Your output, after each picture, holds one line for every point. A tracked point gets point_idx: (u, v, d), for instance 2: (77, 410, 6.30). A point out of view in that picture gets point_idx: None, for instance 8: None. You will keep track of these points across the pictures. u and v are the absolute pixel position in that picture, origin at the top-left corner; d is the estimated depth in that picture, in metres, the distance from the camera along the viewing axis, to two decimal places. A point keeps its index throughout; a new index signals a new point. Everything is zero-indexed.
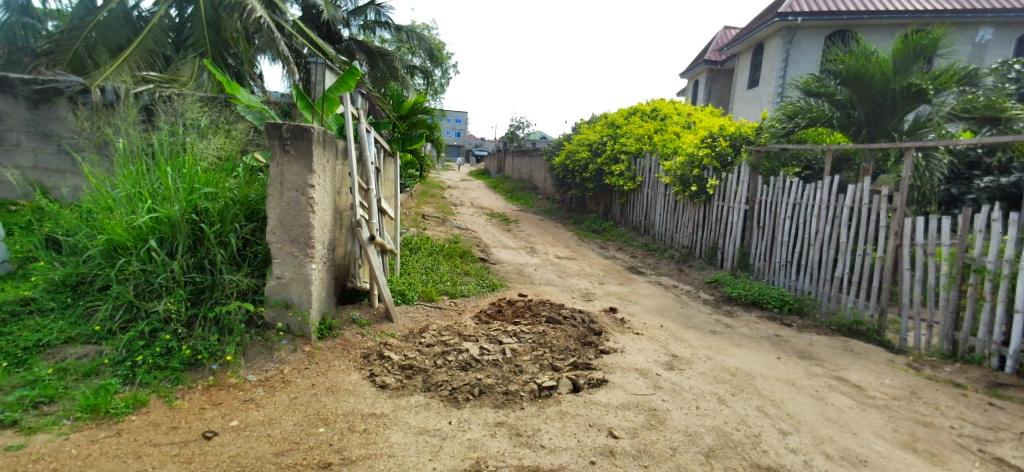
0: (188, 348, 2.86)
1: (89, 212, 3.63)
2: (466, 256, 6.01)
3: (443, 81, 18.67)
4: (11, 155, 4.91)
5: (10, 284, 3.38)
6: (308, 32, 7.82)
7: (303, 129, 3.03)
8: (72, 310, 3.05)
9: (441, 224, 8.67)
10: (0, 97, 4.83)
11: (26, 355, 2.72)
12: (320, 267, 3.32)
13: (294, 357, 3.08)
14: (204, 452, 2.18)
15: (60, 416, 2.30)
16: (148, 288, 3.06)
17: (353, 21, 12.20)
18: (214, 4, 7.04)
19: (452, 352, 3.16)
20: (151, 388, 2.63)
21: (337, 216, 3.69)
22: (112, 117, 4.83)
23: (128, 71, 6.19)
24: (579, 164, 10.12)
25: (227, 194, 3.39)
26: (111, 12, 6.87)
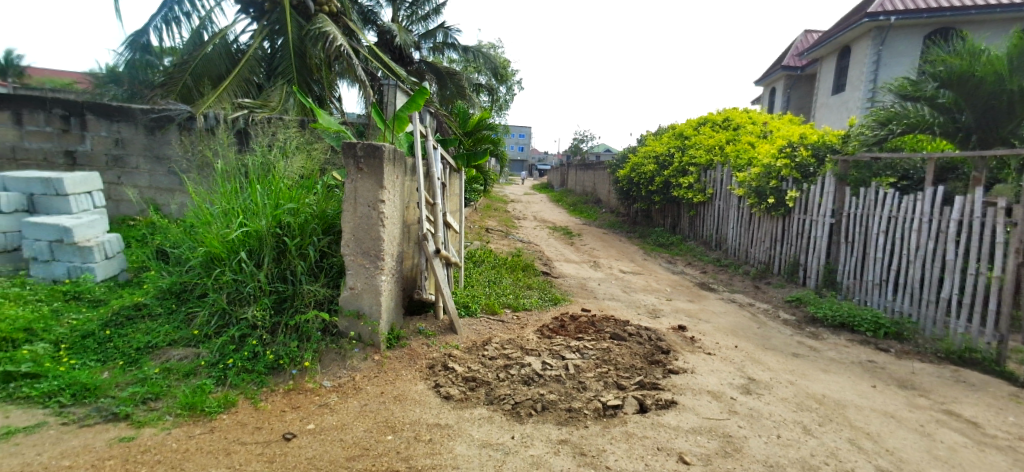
0: (272, 353, 3.07)
1: (192, 227, 4.02)
2: (528, 270, 6.02)
3: (508, 98, 19.02)
4: (131, 176, 5.58)
5: (127, 291, 3.80)
6: (382, 56, 8.30)
7: (375, 148, 3.19)
8: (176, 316, 3.35)
9: (504, 238, 8.77)
10: (123, 124, 5.49)
11: (138, 355, 3.03)
12: (390, 279, 3.45)
13: (365, 364, 3.20)
14: (284, 452, 2.31)
15: (164, 412, 2.53)
16: (238, 296, 3.31)
17: (424, 43, 12.82)
18: (302, 35, 7.66)
19: (515, 366, 3.15)
20: (240, 389, 2.83)
21: (405, 230, 3.83)
22: (212, 141, 5.35)
23: (227, 99, 6.85)
24: (645, 176, 9.85)
25: (307, 210, 3.62)
26: (214, 47, 7.58)
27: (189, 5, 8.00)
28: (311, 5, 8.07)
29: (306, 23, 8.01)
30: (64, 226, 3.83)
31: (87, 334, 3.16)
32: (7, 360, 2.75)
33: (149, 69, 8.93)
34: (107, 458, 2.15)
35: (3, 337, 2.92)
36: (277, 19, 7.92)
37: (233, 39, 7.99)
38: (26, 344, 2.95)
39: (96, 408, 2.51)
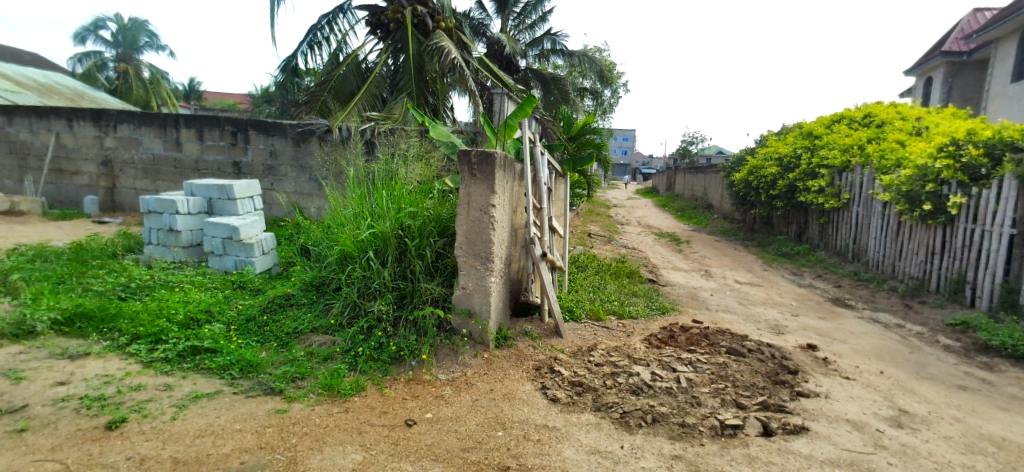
0: (394, 345, 3.33)
1: (329, 228, 4.50)
2: (634, 277, 5.85)
3: (613, 101, 18.67)
4: (280, 183, 6.42)
5: (278, 283, 4.36)
6: (492, 66, 8.62)
7: (488, 154, 3.33)
8: (317, 306, 3.78)
9: (609, 244, 8.62)
10: (276, 138, 6.32)
11: (288, 339, 3.46)
12: (499, 280, 3.58)
13: (475, 361, 3.34)
14: (406, 437, 2.50)
15: (309, 391, 2.87)
16: (366, 290, 3.65)
17: (530, 51, 13.02)
18: (421, 51, 8.22)
19: (623, 374, 3.09)
20: (368, 375, 3.10)
21: (513, 234, 3.93)
22: (345, 152, 5.95)
23: (357, 112, 7.58)
24: (765, 180, 9.07)
25: (425, 213, 3.89)
26: (347, 67, 8.41)
27: (329, 31, 8.99)
28: (429, 22, 8.61)
29: (425, 39, 8.58)
30: (232, 225, 4.51)
31: (249, 318, 3.69)
32: (194, 336, 3.31)
33: (295, 89, 10.18)
34: (266, 426, 2.49)
35: (191, 317, 3.51)
36: (400, 37, 8.54)
37: (363, 58, 8.75)
38: (207, 324, 3.51)
39: (258, 382, 2.92)
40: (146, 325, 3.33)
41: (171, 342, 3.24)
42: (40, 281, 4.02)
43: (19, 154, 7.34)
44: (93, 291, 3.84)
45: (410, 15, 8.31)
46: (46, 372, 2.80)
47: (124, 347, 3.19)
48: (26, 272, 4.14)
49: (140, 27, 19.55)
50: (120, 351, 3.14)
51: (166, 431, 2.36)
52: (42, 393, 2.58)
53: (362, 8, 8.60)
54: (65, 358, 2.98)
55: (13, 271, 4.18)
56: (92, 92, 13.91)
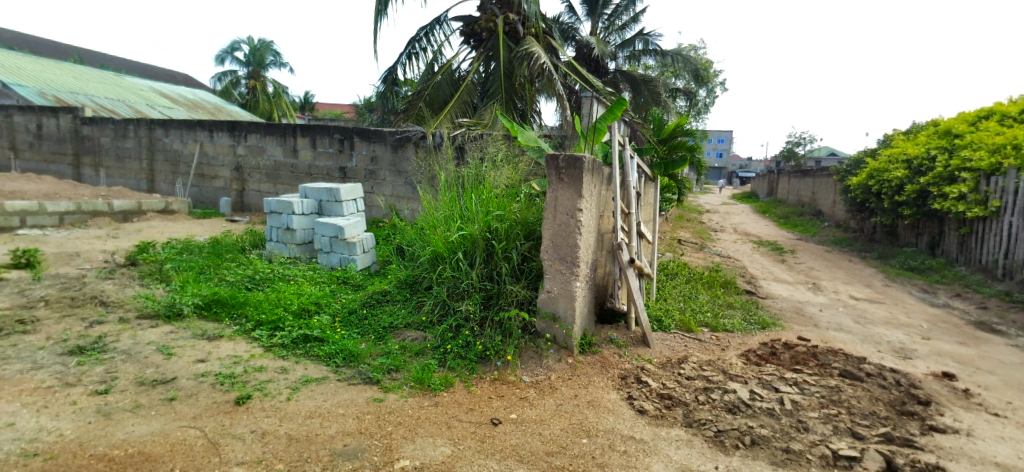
0: (480, 344, 3.42)
1: (422, 229, 4.73)
2: (729, 287, 5.51)
3: (709, 101, 17.73)
4: (379, 186, 6.87)
5: (375, 279, 4.67)
6: (581, 69, 8.54)
7: (577, 159, 3.30)
8: (409, 302, 4.00)
9: (701, 251, 8.19)
10: (376, 144, 6.77)
11: (384, 332, 3.69)
12: (584, 285, 3.54)
13: (559, 365, 3.33)
14: (492, 435, 2.56)
15: (403, 383, 3.03)
16: (455, 290, 3.79)
17: (621, 52, 12.85)
18: (511, 57, 8.35)
19: (716, 390, 2.92)
20: (456, 372, 3.21)
21: (600, 239, 3.87)
22: (438, 158, 6.21)
23: (449, 119, 7.90)
24: (890, 184, 8.10)
25: (512, 217, 3.96)
26: (441, 77, 8.77)
27: (426, 42, 9.47)
28: (520, 29, 8.75)
29: (515, 46, 8.72)
30: (338, 225, 4.91)
31: (351, 310, 3.98)
32: (305, 325, 3.64)
33: (394, 98, 10.81)
34: (365, 413, 2.67)
35: (303, 308, 3.86)
36: (492, 45, 8.70)
37: (456, 67, 9.06)
38: (315, 314, 3.85)
39: (358, 371, 3.14)
40: (266, 313, 3.73)
41: (287, 329, 3.59)
42: (185, 271, 4.65)
43: (171, 161, 8.56)
44: (226, 282, 4.37)
45: (502, 23, 8.49)
46: (190, 349, 3.23)
47: (249, 331, 3.59)
48: (175, 263, 4.81)
49: (266, 47, 21.46)
50: (246, 335, 3.54)
51: (282, 411, 2.61)
52: (187, 368, 2.98)
53: (456, 19, 8.95)
54: (204, 338, 3.42)
55: (166, 261, 4.87)
56: (227, 106, 15.86)
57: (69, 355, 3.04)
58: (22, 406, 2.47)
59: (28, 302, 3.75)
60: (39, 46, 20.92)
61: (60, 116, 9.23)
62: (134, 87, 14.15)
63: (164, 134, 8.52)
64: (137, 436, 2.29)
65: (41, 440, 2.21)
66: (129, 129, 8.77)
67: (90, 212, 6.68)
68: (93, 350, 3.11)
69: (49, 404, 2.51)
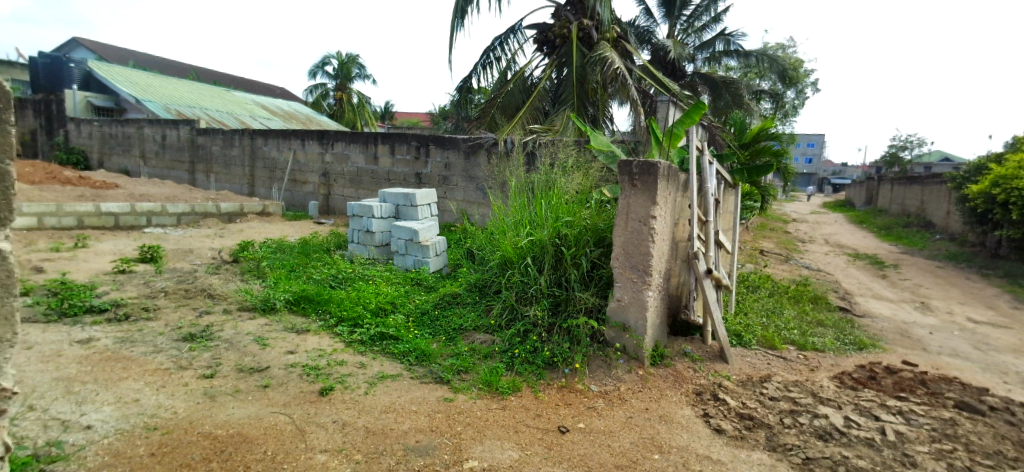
0: (548, 350, 3.41)
1: (492, 234, 4.81)
2: (818, 303, 5.10)
3: (798, 103, 16.56)
4: (452, 192, 7.08)
5: (447, 282, 4.80)
6: (656, 72, 8.28)
7: (651, 165, 3.21)
8: (479, 306, 4.07)
9: (786, 263, 7.65)
10: (451, 151, 6.98)
11: (454, 334, 3.78)
12: (657, 295, 3.43)
13: (629, 376, 3.23)
14: (559, 443, 2.54)
15: (471, 384, 3.09)
16: (524, 295, 3.81)
17: (699, 54, 12.41)
18: (583, 62, 8.29)
19: (804, 414, 2.70)
20: (524, 377, 3.21)
21: (674, 248, 3.73)
22: (509, 164, 6.28)
23: (521, 126, 7.98)
24: (1020, 193, 7.11)
25: (582, 223, 3.92)
26: (514, 84, 8.88)
27: (500, 51, 9.65)
28: (594, 34, 8.68)
29: (589, 51, 8.65)
30: (413, 228, 5.11)
31: (423, 311, 4.12)
32: (382, 323, 3.82)
33: (468, 106, 11.08)
34: (436, 411, 2.74)
35: (380, 306, 4.06)
36: (565, 51, 8.67)
37: (529, 74, 9.13)
38: (391, 313, 4.02)
39: (430, 370, 3.24)
40: (347, 310, 3.96)
41: (365, 326, 3.79)
42: (278, 268, 5.06)
43: (268, 168, 9.35)
44: (312, 280, 4.70)
45: (576, 29, 8.45)
46: (281, 341, 3.51)
47: (332, 327, 3.83)
48: (270, 261, 5.25)
49: (353, 61, 22.74)
50: (329, 330, 3.78)
51: (360, 403, 2.76)
52: (278, 358, 3.23)
53: (531, 27, 9.04)
54: (293, 331, 3.70)
55: (262, 259, 5.32)
56: (317, 116, 17.08)
57: (182, 341, 3.41)
58: (146, 384, 2.79)
59: (151, 292, 4.25)
60: (164, 66, 23.72)
61: (180, 128, 10.40)
62: (239, 100, 15.61)
63: (263, 143, 9.33)
64: (236, 418, 2.51)
65: (159, 415, 2.49)
66: (235, 138, 9.71)
67: (201, 213, 7.45)
68: (202, 338, 3.46)
69: (166, 384, 2.82)
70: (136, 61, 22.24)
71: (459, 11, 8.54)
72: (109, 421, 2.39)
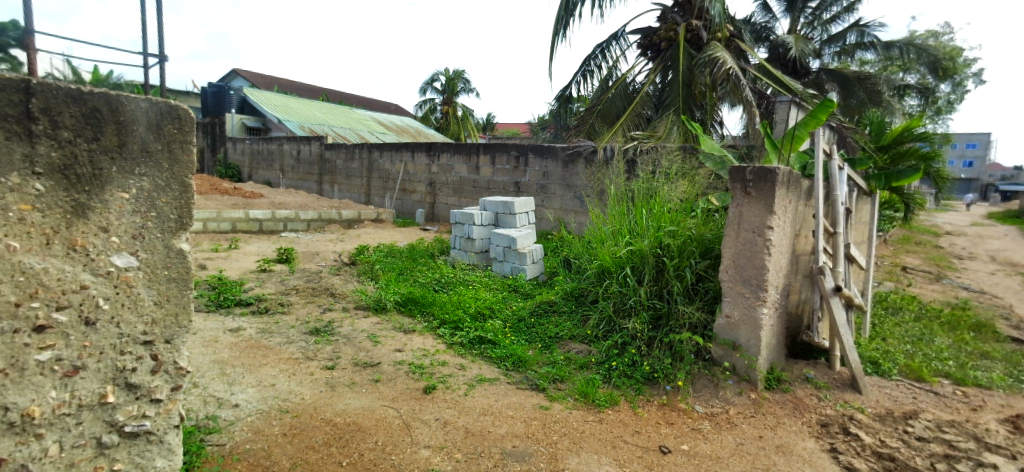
0: (648, 365, 3.27)
1: (590, 243, 4.76)
2: (982, 331, 4.32)
3: (953, 97, 14.31)
4: (550, 200, 7.12)
5: (543, 289, 4.82)
6: (774, 70, 7.63)
7: (768, 170, 2.95)
8: (575, 315, 4.04)
9: (937, 283, 6.59)
10: (550, 160, 7.04)
11: (551, 342, 3.77)
12: (772, 313, 3.14)
13: (740, 400, 2.99)
14: (660, 463, 2.42)
15: (568, 394, 3.06)
16: (622, 306, 3.72)
17: (828, 49, 11.27)
18: (691, 65, 7.91)
19: (964, 462, 2.31)
20: (622, 390, 3.10)
21: (794, 261, 3.40)
22: (609, 171, 6.17)
23: (622, 133, 7.81)
24: None
25: (687, 232, 3.74)
26: (615, 91, 8.73)
27: (602, 59, 9.56)
28: (704, 34, 8.24)
29: (697, 52, 8.22)
30: (511, 236, 5.23)
31: (520, 318, 4.17)
32: (481, 328, 3.94)
33: (567, 114, 11.10)
34: (532, 418, 2.76)
35: (479, 311, 4.20)
36: (671, 55, 8.32)
37: (631, 80, 8.92)
38: (489, 318, 4.14)
39: (526, 376, 3.28)
40: (449, 313, 4.15)
41: (465, 329, 3.94)
42: (389, 271, 5.45)
43: (382, 178, 10.13)
44: (419, 283, 4.99)
45: (683, 30, 8.10)
46: (391, 339, 3.76)
47: (435, 328, 4.03)
48: (382, 264, 5.67)
49: (459, 76, 23.91)
50: (433, 331, 3.98)
51: (460, 404, 2.86)
52: (388, 355, 3.47)
53: (634, 33, 8.85)
54: (401, 331, 3.95)
55: (376, 263, 5.77)
56: (425, 129, 18.20)
57: (310, 334, 3.80)
58: (280, 370, 3.15)
59: (285, 289, 4.80)
60: (301, 89, 26.86)
61: (311, 144, 11.67)
62: (359, 117, 17.17)
63: (379, 156, 10.14)
64: (352, 409, 2.73)
65: (290, 400, 2.79)
66: (355, 152, 10.67)
67: (326, 220, 8.27)
68: (325, 332, 3.83)
69: (296, 372, 3.15)
70: (280, 87, 25.46)
71: (561, 21, 8.62)
72: (252, 402, 2.73)
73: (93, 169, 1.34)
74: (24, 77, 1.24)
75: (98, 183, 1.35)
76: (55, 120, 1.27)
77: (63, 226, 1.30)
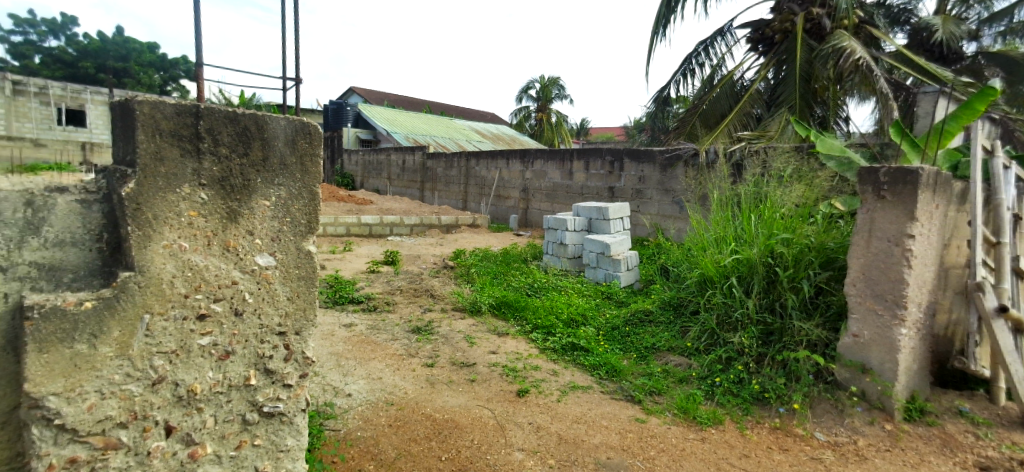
0: (758, 384, 3.02)
1: (690, 250, 4.52)
2: None
3: None
4: (646, 205, 6.88)
5: (639, 297, 4.66)
6: (916, 58, 6.69)
7: (908, 171, 2.60)
8: (673, 326, 3.85)
9: None
10: (646, 164, 6.82)
11: (647, 352, 3.62)
12: (913, 334, 2.75)
13: (872, 430, 2.64)
14: None
15: (666, 408, 2.91)
16: (727, 319, 3.49)
17: (986, 30, 9.76)
18: (810, 57, 7.23)
19: None
20: (727, 409, 2.89)
21: (942, 276, 2.95)
22: (712, 175, 5.83)
23: (727, 134, 7.34)
24: None
25: (804, 240, 3.40)
26: (721, 89, 8.24)
27: (705, 56, 9.09)
28: (826, 23, 7.49)
29: (817, 43, 7.48)
30: (605, 241, 5.14)
31: (614, 326, 4.06)
32: (573, 334, 3.90)
33: (665, 116, 10.68)
34: (628, 431, 2.67)
35: (572, 317, 4.16)
36: (786, 48, 7.67)
37: (739, 78, 8.38)
38: (582, 325, 4.08)
39: (621, 386, 3.18)
40: (541, 318, 4.17)
41: (558, 335, 3.92)
42: (484, 274, 5.61)
43: (479, 185, 10.47)
44: (512, 287, 5.08)
45: (801, 20, 7.43)
46: (486, 341, 3.86)
47: (528, 332, 4.06)
48: (477, 268, 5.85)
49: (554, 82, 24.07)
50: (525, 335, 4.01)
51: (553, 409, 2.86)
52: (483, 357, 3.56)
53: (743, 27, 8.31)
54: (495, 333, 4.04)
55: (471, 266, 5.97)
56: (520, 136, 18.57)
57: (412, 332, 4.02)
58: (386, 365, 3.37)
59: (391, 289, 5.13)
60: (406, 102, 28.74)
61: (415, 153, 12.41)
62: (458, 127, 17.96)
63: (476, 163, 10.50)
64: (450, 406, 2.84)
65: (395, 393, 2.97)
66: (454, 160, 11.15)
67: (427, 224, 8.72)
68: (425, 331, 4.03)
69: (400, 368, 3.35)
70: (389, 101, 27.46)
71: (662, 21, 8.33)
72: (362, 392, 2.95)
73: (243, 180, 1.54)
74: (194, 102, 1.45)
75: (246, 192, 1.55)
76: (216, 138, 1.47)
77: (221, 229, 1.51)
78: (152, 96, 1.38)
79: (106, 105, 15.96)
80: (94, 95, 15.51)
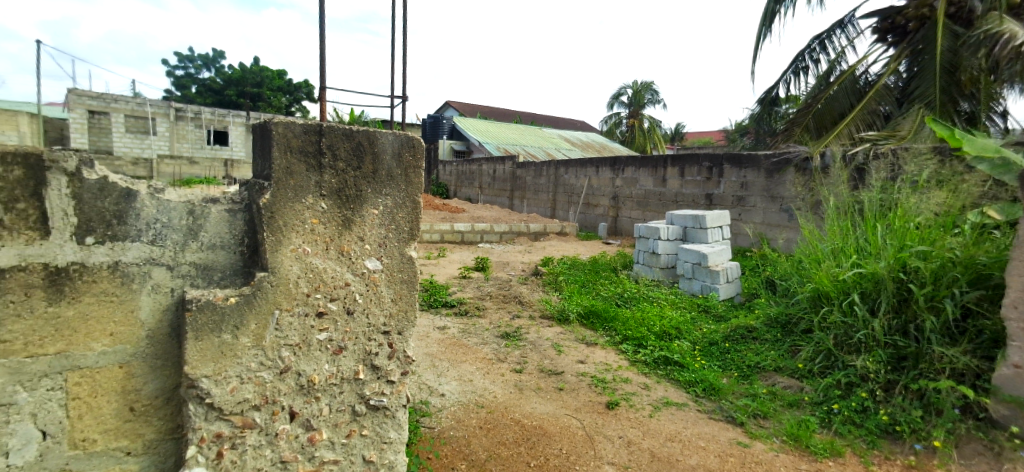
0: (886, 414, 2.67)
1: (801, 262, 4.13)
2: None
3: None
4: (749, 213, 6.43)
5: (740, 312, 4.35)
6: None
7: None
8: (781, 345, 3.54)
9: None
10: (750, 169, 6.37)
11: (750, 371, 3.37)
12: None
13: None
14: None
15: (773, 434, 2.67)
16: (847, 340, 3.14)
17: None
18: (955, 45, 6.34)
19: None
20: (847, 440, 2.59)
21: None
22: (828, 180, 5.31)
23: (847, 134, 6.64)
24: None
25: (946, 254, 2.97)
26: (840, 86, 7.48)
27: (821, 51, 8.33)
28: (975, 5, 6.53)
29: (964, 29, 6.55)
30: (702, 251, 4.88)
31: (712, 341, 3.82)
32: (666, 348, 3.73)
33: (771, 118, 9.92)
34: (728, 454, 2.50)
35: (664, 330, 3.99)
36: (922, 36, 6.80)
37: (862, 72, 7.57)
38: (676, 339, 3.89)
39: (720, 406, 2.98)
40: (632, 330, 4.04)
41: (649, 347, 3.78)
42: (572, 282, 5.58)
43: (567, 193, 10.43)
44: (601, 296, 4.99)
45: (943, 4, 6.56)
46: (574, 350, 3.83)
47: (618, 343, 3.96)
48: (566, 276, 5.83)
49: (647, 87, 23.41)
50: (615, 346, 3.91)
51: (645, 425, 2.75)
52: (572, 366, 3.53)
53: (869, 17, 7.52)
54: (584, 343, 3.99)
55: (559, 274, 5.96)
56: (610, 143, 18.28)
57: (501, 338, 4.10)
58: (477, 368, 3.47)
59: (482, 295, 5.28)
60: (498, 113, 29.54)
61: (505, 163, 12.69)
62: (548, 135, 18.11)
63: (565, 171, 10.49)
64: (539, 413, 2.85)
65: (485, 396, 3.05)
66: (544, 169, 11.22)
67: (517, 232, 8.86)
68: (514, 337, 4.09)
69: (490, 371, 3.43)
70: (481, 113, 28.42)
71: (771, 15, 7.78)
72: (454, 393, 3.06)
73: (356, 190, 1.68)
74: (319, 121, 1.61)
75: (359, 201, 1.68)
76: (335, 153, 1.62)
77: (337, 235, 1.65)
78: (286, 118, 1.55)
79: (243, 126, 18.23)
80: (235, 117, 17.83)
